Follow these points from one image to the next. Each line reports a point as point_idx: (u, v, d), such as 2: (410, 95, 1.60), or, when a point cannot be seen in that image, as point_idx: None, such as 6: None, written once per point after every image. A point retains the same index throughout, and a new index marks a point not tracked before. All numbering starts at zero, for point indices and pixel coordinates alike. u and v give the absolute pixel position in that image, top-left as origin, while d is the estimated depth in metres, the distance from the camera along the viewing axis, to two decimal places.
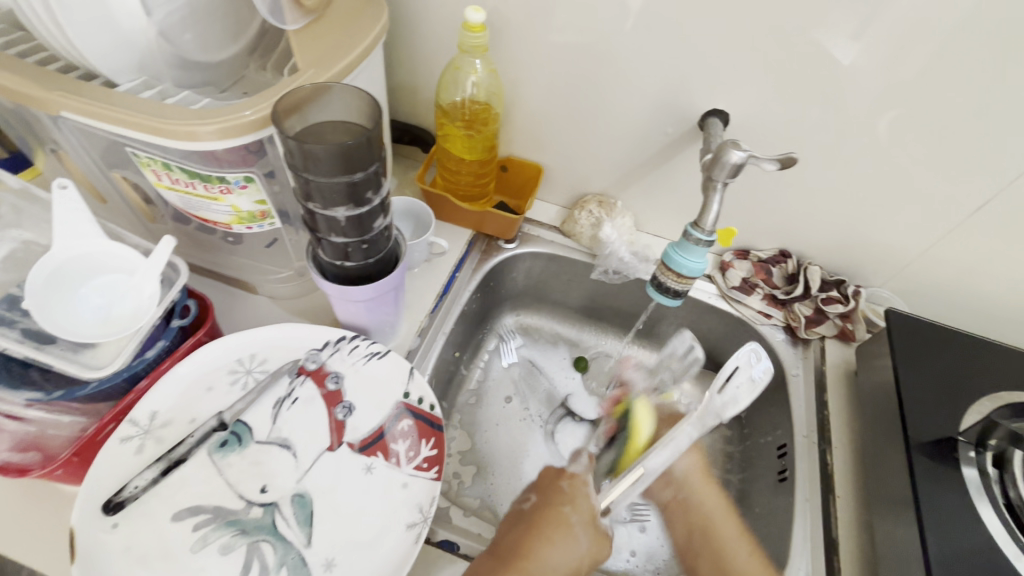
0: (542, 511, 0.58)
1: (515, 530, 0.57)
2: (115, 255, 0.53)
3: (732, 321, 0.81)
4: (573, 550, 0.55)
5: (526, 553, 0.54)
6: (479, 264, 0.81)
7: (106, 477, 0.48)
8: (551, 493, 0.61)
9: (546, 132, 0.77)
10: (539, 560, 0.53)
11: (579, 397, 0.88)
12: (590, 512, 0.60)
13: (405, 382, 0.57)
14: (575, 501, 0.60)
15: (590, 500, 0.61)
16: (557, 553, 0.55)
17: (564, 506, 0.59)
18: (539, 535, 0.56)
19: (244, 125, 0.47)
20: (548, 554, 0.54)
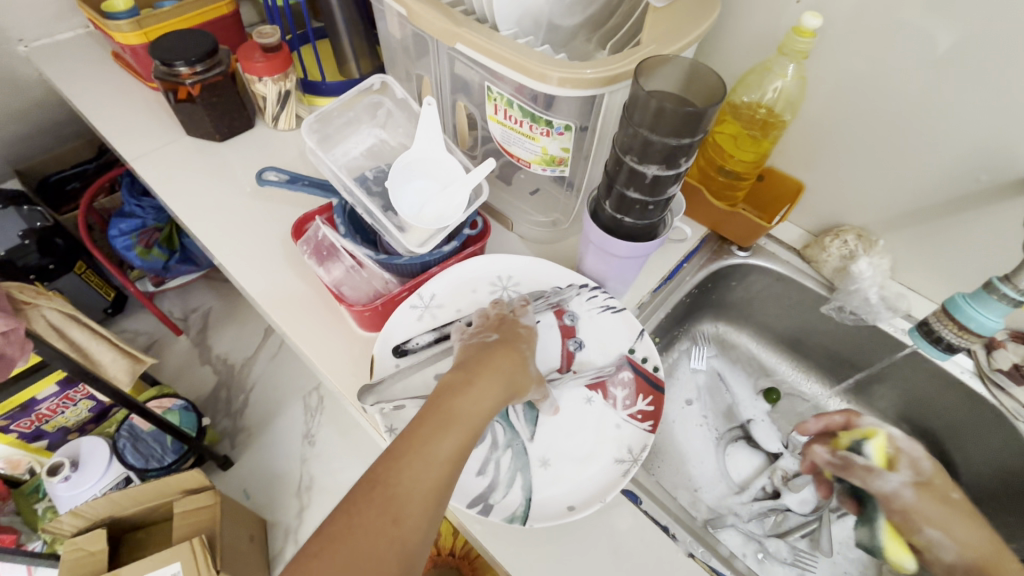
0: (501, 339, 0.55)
1: (472, 345, 0.55)
2: (444, 165, 0.67)
3: (982, 407, 0.71)
4: (521, 362, 0.53)
5: (442, 409, 0.46)
6: (708, 262, 0.83)
7: (397, 329, 0.62)
8: (500, 328, 0.57)
9: (825, 152, 0.75)
10: (466, 418, 0.46)
11: (762, 426, 0.86)
12: (521, 352, 0.54)
13: (633, 340, 0.63)
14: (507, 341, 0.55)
15: (513, 350, 0.54)
16: (517, 358, 0.53)
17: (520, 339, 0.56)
18: (497, 346, 0.54)
19: (584, 81, 0.55)
20: (499, 356, 0.52)
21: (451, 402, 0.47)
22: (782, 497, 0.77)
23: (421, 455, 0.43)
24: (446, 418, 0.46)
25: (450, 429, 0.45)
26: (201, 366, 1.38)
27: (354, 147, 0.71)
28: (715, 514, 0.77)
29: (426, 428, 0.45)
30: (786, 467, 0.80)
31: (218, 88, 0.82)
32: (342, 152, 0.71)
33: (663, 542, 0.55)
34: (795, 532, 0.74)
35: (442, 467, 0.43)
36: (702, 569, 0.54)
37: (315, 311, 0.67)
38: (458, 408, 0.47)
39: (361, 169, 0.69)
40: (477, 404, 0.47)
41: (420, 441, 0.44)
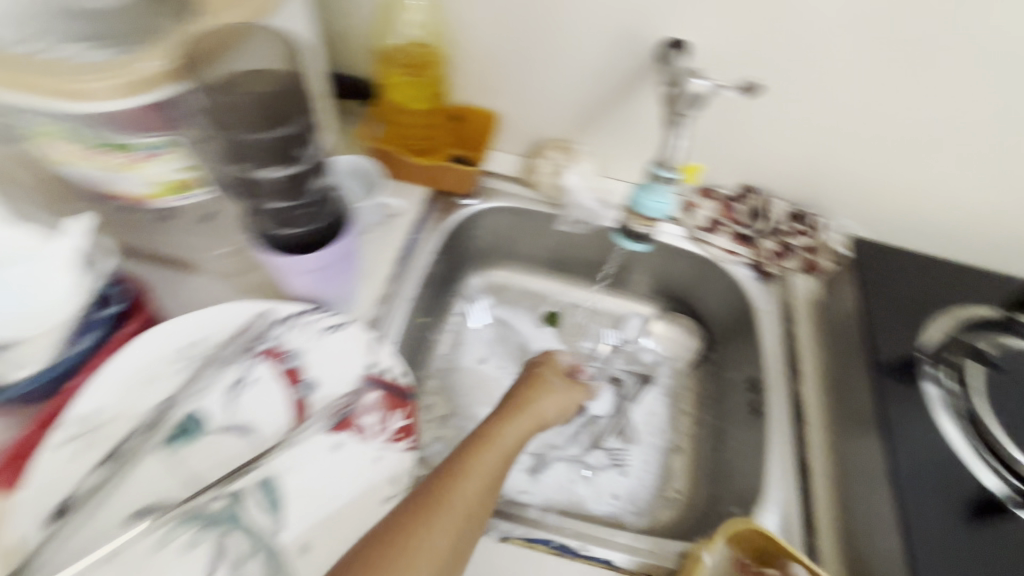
0: (528, 386, 0.63)
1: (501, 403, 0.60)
2: (13, 241, 0.45)
3: (700, 261, 0.81)
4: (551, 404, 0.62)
5: (432, 501, 0.45)
6: (438, 223, 0.76)
7: (45, 487, 0.44)
8: (527, 383, 0.64)
9: (497, 75, 0.72)
10: (460, 503, 0.45)
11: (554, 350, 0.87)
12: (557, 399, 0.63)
13: (367, 354, 0.55)
14: (527, 399, 0.60)
15: (540, 406, 0.60)
16: (542, 400, 0.61)
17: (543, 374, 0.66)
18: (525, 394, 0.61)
19: (152, 78, 0.41)
20: (524, 415, 0.57)
21: (475, 460, 0.49)
22: (588, 409, 0.82)
23: (440, 510, 0.44)
24: (467, 479, 0.47)
25: (463, 484, 0.47)
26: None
27: None
28: (540, 456, 0.77)
29: (448, 496, 0.45)
30: (584, 378, 0.84)
31: None
32: None
33: None
34: (605, 437, 0.80)
35: (451, 522, 0.44)
36: (519, 546, 0.54)
37: None
38: (478, 469, 0.48)
39: None
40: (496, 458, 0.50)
41: (440, 508, 0.44)
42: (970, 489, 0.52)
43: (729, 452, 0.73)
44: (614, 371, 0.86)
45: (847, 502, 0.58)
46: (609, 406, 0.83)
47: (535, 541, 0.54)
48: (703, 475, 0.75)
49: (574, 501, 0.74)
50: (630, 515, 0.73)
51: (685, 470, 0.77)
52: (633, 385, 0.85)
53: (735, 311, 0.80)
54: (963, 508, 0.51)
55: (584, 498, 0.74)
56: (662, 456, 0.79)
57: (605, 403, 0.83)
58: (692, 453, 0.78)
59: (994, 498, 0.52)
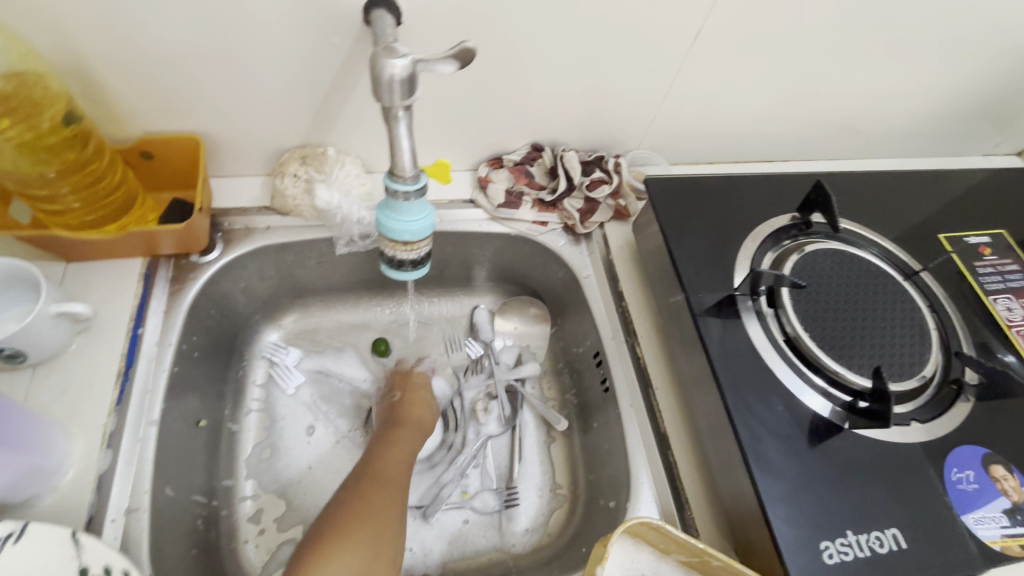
0: (405, 397, 0.67)
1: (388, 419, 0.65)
2: None
3: (512, 239, 0.72)
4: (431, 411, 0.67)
5: (377, 483, 0.53)
6: (174, 300, 0.58)
7: None
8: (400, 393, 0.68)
9: (170, 87, 0.53)
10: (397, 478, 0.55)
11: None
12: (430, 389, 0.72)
13: (76, 555, 0.38)
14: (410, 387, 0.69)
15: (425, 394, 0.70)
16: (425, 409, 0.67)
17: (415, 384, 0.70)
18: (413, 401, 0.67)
19: None
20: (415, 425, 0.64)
21: (393, 464, 0.56)
22: (463, 438, 0.72)
23: (386, 485, 0.53)
24: (389, 489, 0.53)
25: (390, 492, 0.53)
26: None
27: None
28: (430, 500, 0.67)
29: (381, 500, 0.51)
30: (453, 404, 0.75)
31: None
32: None
33: None
34: (483, 464, 0.71)
35: (396, 495, 0.53)
36: None
37: None
38: (395, 478, 0.55)
39: None
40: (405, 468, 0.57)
41: (384, 503, 0.51)
42: (804, 416, 0.51)
43: (595, 433, 0.68)
44: (486, 380, 0.76)
45: (704, 458, 0.56)
46: (500, 421, 0.74)
47: None
48: (579, 463, 0.70)
49: (458, 546, 0.66)
50: (520, 535, 0.67)
51: (563, 462, 0.72)
52: (510, 395, 0.75)
53: (563, 281, 0.74)
54: (801, 441, 0.50)
55: (466, 537, 0.66)
56: (540, 453, 0.73)
57: (484, 419, 0.73)
58: (564, 438, 0.73)
59: (825, 418, 0.51)
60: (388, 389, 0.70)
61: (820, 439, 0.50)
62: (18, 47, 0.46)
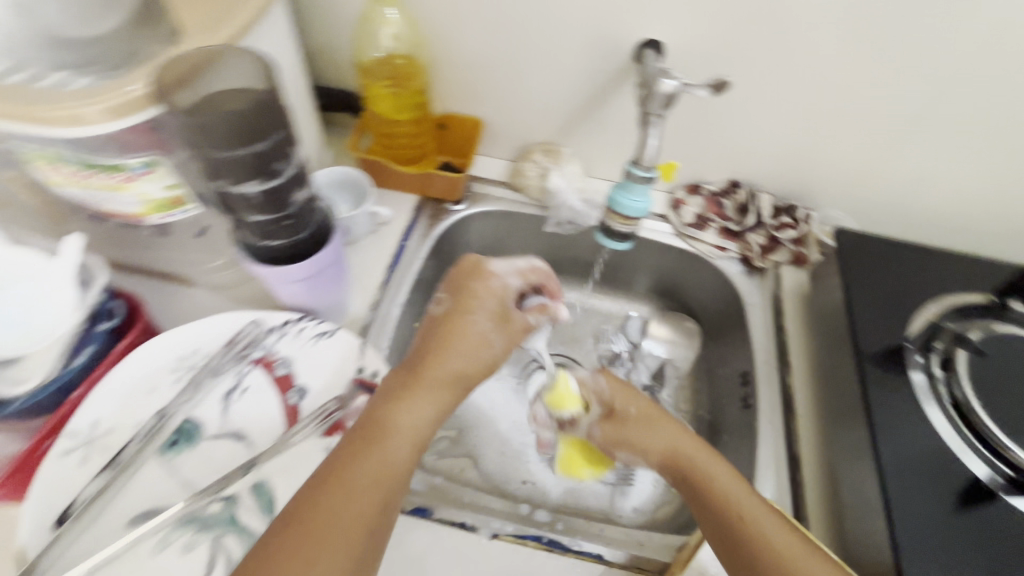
0: (449, 312, 0.56)
1: (420, 344, 0.54)
2: (20, 264, 0.51)
3: (689, 258, 0.81)
4: (471, 352, 0.54)
5: (342, 466, 0.44)
6: (429, 230, 0.78)
7: (52, 494, 0.47)
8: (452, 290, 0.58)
9: (479, 81, 0.73)
10: (357, 482, 0.43)
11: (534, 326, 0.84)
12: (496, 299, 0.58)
13: (358, 358, 0.56)
14: (461, 299, 0.57)
15: (472, 322, 0.56)
16: (452, 359, 0.53)
17: (462, 310, 0.56)
18: (434, 347, 0.54)
19: (132, 101, 0.43)
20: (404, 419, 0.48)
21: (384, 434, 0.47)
22: None
23: (348, 485, 0.43)
24: (360, 459, 0.44)
25: (378, 450, 0.45)
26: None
27: None
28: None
29: (331, 499, 0.41)
30: None
31: None
32: None
33: (463, 538, 0.55)
34: None
35: (366, 487, 0.43)
36: (509, 544, 0.55)
37: None
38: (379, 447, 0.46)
39: None
40: (409, 418, 0.48)
41: (339, 492, 0.42)
42: (958, 476, 0.52)
43: (723, 447, 0.73)
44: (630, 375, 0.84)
45: (835, 490, 0.59)
46: None
47: (525, 538, 0.55)
48: None
49: (572, 500, 0.74)
50: (627, 511, 0.74)
51: None
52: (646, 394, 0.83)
53: (726, 306, 0.80)
54: (948, 496, 0.51)
55: (581, 494, 0.75)
56: None
57: None
58: None
59: (981, 484, 0.51)
60: (449, 280, 0.59)
61: (972, 503, 0.50)
62: (420, 39, 0.67)
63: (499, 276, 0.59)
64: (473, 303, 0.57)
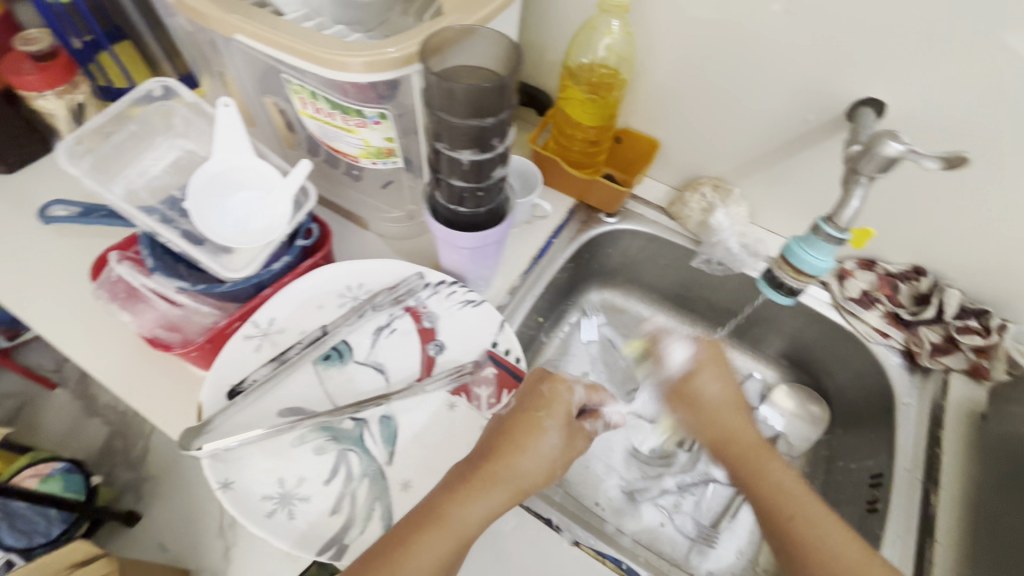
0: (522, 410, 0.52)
1: (491, 434, 0.51)
2: (258, 173, 0.58)
3: (842, 335, 0.75)
4: (542, 453, 0.50)
5: (392, 555, 0.44)
6: (578, 234, 0.80)
7: (232, 368, 0.55)
8: (529, 392, 0.53)
9: (671, 105, 0.73)
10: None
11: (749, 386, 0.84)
12: (566, 412, 0.53)
13: (495, 332, 0.59)
14: (548, 401, 0.52)
15: (543, 440, 0.50)
16: (526, 461, 0.49)
17: (539, 412, 0.52)
18: (511, 445, 0.49)
19: (389, 61, 0.49)
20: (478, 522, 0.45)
21: (446, 522, 0.45)
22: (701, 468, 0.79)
23: None
24: (417, 545, 0.44)
25: (432, 543, 0.44)
26: (86, 419, 1.17)
27: (151, 165, 0.61)
28: (641, 486, 0.77)
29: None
30: None
31: None
32: (137, 172, 0.60)
33: (546, 535, 0.55)
34: (699, 500, 0.76)
35: None
36: (588, 556, 0.55)
37: (140, 358, 0.57)
38: (438, 538, 0.45)
39: (164, 190, 0.60)
40: (476, 521, 0.46)
41: None
42: None
43: None
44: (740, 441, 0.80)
45: None
46: None
47: (604, 556, 0.55)
48: None
49: (649, 540, 0.72)
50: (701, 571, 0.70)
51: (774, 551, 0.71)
52: None
53: (871, 398, 0.73)
54: None
55: (658, 537, 0.73)
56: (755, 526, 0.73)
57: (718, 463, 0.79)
58: None
59: None
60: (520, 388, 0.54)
61: None
62: (632, 55, 0.68)
63: (574, 395, 0.54)
64: (549, 404, 0.52)
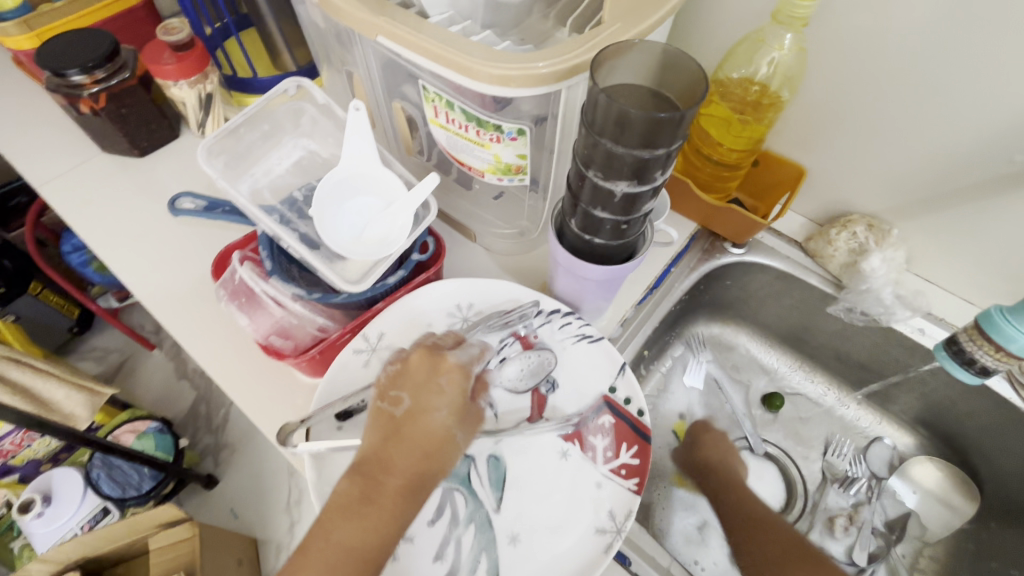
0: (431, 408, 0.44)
1: (379, 430, 0.44)
2: (382, 181, 0.56)
3: (1013, 414, 0.63)
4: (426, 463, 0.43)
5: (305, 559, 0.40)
6: (699, 263, 0.72)
7: (341, 383, 0.53)
8: (432, 384, 0.45)
9: (830, 131, 0.64)
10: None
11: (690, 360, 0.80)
12: (448, 407, 0.45)
13: (614, 376, 0.54)
14: (420, 389, 0.45)
15: (412, 441, 0.43)
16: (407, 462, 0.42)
17: (431, 407, 0.44)
18: (391, 446, 0.43)
19: (538, 78, 0.44)
20: (343, 524, 0.40)
21: (342, 532, 0.40)
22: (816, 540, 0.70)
23: None
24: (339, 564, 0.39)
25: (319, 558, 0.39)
26: (178, 383, 1.22)
27: (276, 164, 0.60)
28: None
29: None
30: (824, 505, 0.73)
31: (127, 96, 0.69)
32: (263, 170, 0.60)
33: None
34: None
35: None
36: None
37: (252, 359, 0.57)
38: (340, 551, 0.40)
39: (286, 190, 0.59)
40: (349, 530, 0.40)
41: None
42: None
43: None
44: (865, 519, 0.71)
45: None
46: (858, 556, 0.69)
47: None
48: None
49: None
50: None
51: None
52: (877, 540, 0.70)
53: None
54: None
55: None
56: None
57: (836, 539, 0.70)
58: None
59: None
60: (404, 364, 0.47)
61: None
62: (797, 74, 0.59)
63: (448, 379, 0.46)
64: (434, 397, 0.45)
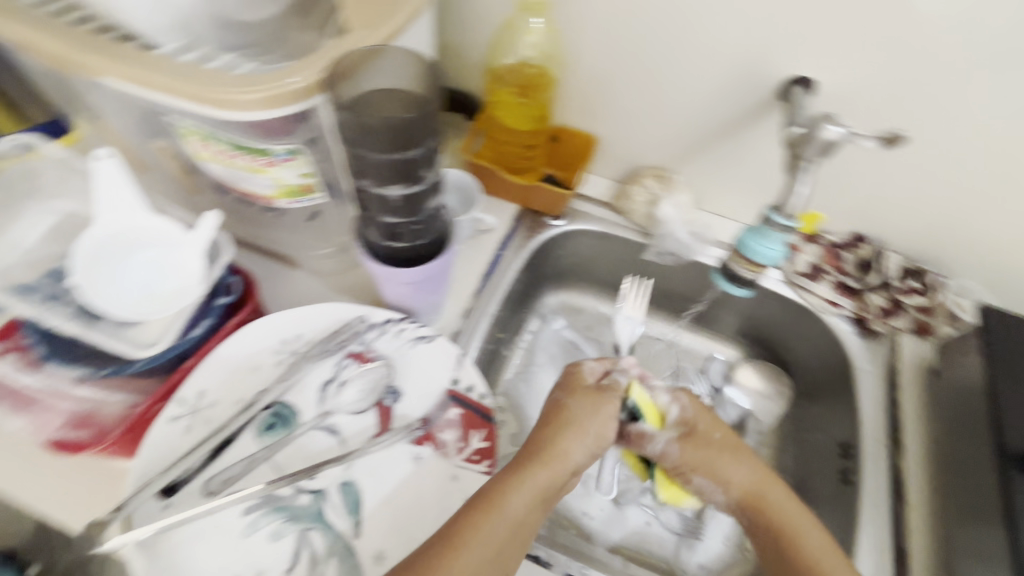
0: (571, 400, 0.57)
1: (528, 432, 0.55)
2: (157, 230, 0.51)
3: (797, 309, 0.76)
4: (584, 441, 0.55)
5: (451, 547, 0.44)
6: (526, 241, 0.76)
7: (159, 456, 0.48)
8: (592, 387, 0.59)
9: (604, 99, 0.70)
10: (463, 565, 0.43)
11: (629, 290, 0.79)
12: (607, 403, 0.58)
13: (451, 368, 0.55)
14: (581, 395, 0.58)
15: (567, 430, 0.55)
16: (570, 445, 0.54)
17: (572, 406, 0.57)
18: (554, 434, 0.54)
19: (290, 94, 0.43)
20: (508, 507, 0.47)
21: (488, 514, 0.46)
22: None
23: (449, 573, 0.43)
24: (476, 538, 0.45)
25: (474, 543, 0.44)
26: None
27: (24, 236, 0.53)
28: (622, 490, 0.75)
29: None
30: None
31: None
32: (7, 246, 0.52)
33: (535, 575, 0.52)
34: None
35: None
36: None
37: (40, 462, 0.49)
38: (483, 530, 0.45)
39: (43, 263, 0.52)
40: (513, 508, 0.47)
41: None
42: None
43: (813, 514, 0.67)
44: None
45: None
46: None
47: None
48: None
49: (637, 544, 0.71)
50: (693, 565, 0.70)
51: None
52: None
53: (830, 366, 0.75)
54: None
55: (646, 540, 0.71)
56: None
57: None
58: None
59: None
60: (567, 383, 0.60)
61: None
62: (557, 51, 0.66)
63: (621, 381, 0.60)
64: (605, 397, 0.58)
